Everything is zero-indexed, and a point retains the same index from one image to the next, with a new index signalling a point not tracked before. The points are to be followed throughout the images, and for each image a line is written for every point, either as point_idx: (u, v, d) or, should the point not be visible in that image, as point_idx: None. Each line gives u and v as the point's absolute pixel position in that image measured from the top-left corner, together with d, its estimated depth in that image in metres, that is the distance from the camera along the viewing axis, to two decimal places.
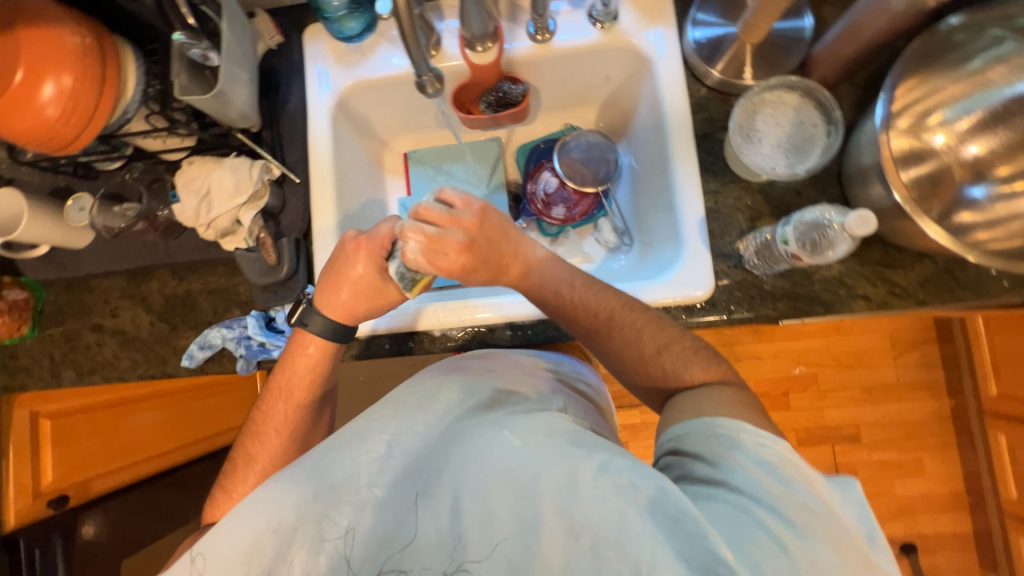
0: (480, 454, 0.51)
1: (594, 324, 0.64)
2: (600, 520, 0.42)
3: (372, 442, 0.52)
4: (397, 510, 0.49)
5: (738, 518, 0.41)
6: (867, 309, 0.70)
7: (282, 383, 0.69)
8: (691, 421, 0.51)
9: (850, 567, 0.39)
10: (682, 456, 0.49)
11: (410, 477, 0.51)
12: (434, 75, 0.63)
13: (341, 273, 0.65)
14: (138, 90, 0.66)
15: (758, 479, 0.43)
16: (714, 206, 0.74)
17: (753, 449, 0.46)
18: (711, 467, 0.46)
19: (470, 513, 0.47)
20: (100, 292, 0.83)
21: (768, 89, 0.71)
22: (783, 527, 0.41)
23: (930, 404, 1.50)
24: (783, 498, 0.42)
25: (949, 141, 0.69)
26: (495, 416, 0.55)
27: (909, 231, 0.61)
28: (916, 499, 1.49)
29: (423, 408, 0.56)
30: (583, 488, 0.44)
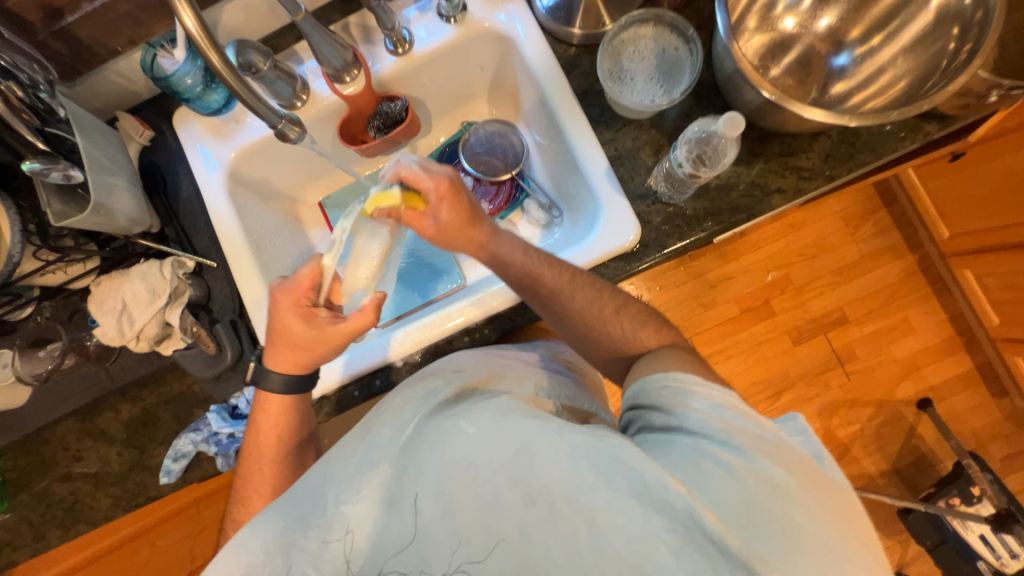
0: (435, 450, 0.48)
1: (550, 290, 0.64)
2: (556, 480, 0.44)
3: (341, 467, 0.50)
4: (377, 520, 0.46)
5: (694, 456, 0.43)
6: (786, 201, 0.72)
7: (256, 444, 0.68)
8: (646, 378, 0.52)
9: (802, 481, 0.42)
10: (641, 410, 0.50)
11: (393, 488, 0.47)
12: (289, 120, 0.62)
13: (283, 321, 0.63)
14: (16, 230, 0.64)
15: (710, 420, 0.45)
16: (616, 153, 0.75)
17: (705, 396, 0.47)
18: (666, 415, 0.48)
19: (428, 509, 0.45)
20: (56, 442, 0.80)
21: (624, 28, 0.72)
22: (737, 457, 0.42)
23: (897, 265, 1.55)
24: (733, 433, 0.44)
25: (800, 21, 0.71)
26: (456, 408, 0.53)
27: (790, 117, 0.63)
28: (914, 356, 1.54)
29: (386, 423, 0.54)
30: (540, 456, 0.45)
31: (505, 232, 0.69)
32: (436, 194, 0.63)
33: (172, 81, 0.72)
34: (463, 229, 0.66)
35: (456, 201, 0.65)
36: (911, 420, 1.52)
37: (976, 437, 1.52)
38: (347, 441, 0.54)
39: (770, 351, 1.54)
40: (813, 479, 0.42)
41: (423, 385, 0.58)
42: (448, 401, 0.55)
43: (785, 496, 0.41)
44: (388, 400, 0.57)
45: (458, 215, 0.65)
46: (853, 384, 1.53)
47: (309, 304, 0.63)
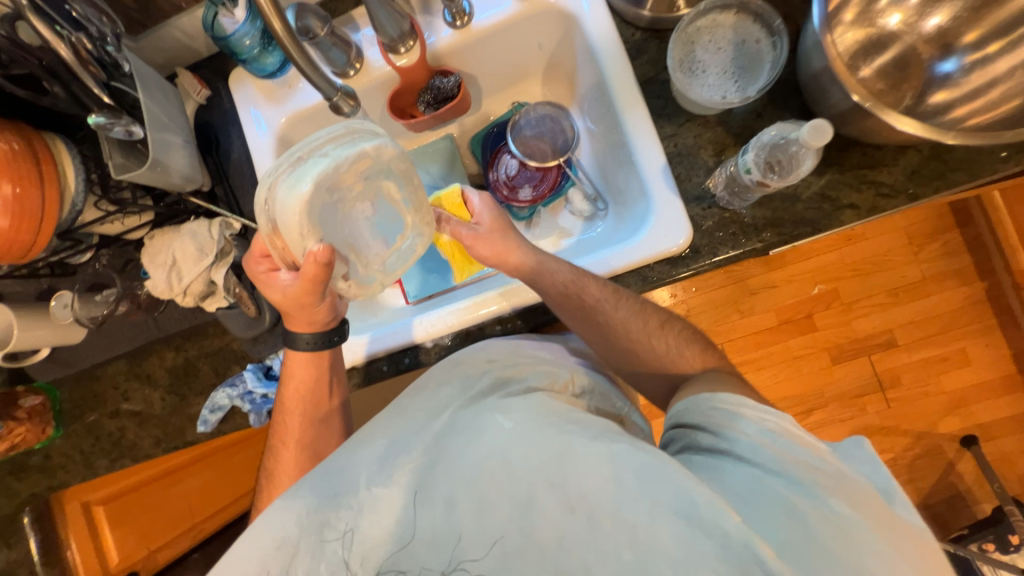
0: (472, 442, 0.49)
1: (583, 305, 0.63)
2: (596, 489, 0.43)
3: (373, 445, 0.52)
4: (398, 510, 0.47)
5: (749, 486, 0.42)
6: (857, 218, 0.66)
7: (283, 401, 0.72)
8: (689, 397, 0.51)
9: (877, 523, 0.39)
10: (686, 428, 0.49)
11: (424, 476, 0.48)
12: (344, 93, 0.64)
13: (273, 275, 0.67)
14: (80, 179, 0.67)
15: (764, 447, 0.43)
16: (675, 149, 0.71)
17: (755, 420, 0.46)
18: (714, 437, 0.46)
19: (463, 504, 0.46)
20: (108, 379, 0.86)
21: (700, 15, 0.67)
22: (797, 493, 0.40)
23: (962, 292, 1.43)
24: (791, 462, 0.42)
25: (907, 19, 0.64)
26: (493, 400, 0.53)
27: (878, 127, 0.57)
28: (966, 390, 1.44)
29: (421, 407, 0.54)
30: (579, 462, 0.44)
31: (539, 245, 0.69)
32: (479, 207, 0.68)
33: (232, 42, 0.72)
34: (498, 237, 0.66)
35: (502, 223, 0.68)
36: (951, 456, 1.43)
37: (1022, 483, 1.42)
38: (374, 423, 0.55)
39: (807, 368, 1.47)
40: (884, 520, 0.39)
41: (462, 367, 0.58)
42: (486, 389, 0.55)
43: (861, 541, 0.38)
44: (422, 386, 0.57)
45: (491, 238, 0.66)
46: (893, 412, 1.45)
47: (276, 267, 0.67)
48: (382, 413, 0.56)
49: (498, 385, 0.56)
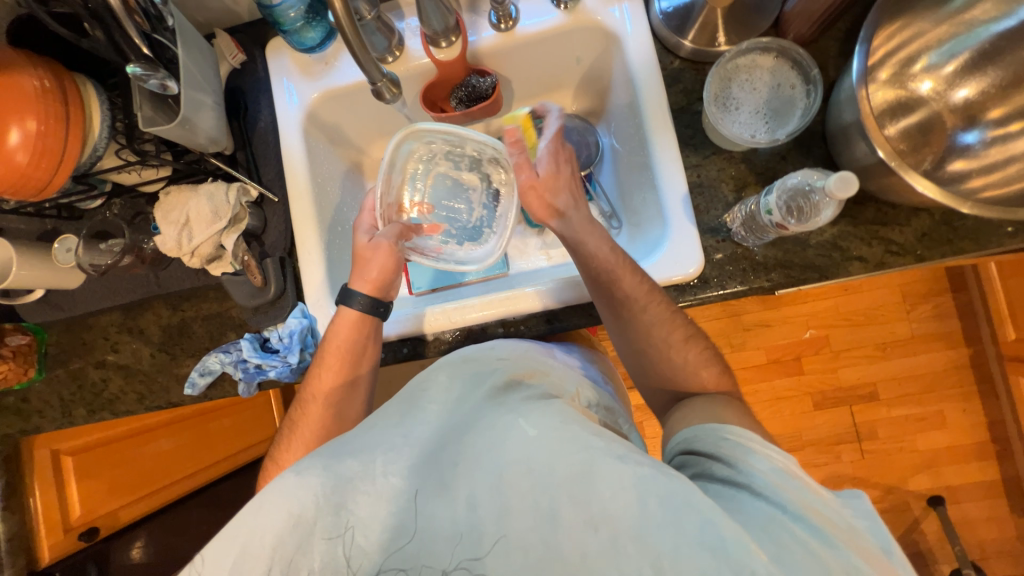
0: (496, 445, 0.50)
1: (629, 298, 0.64)
2: (619, 511, 0.42)
3: (389, 436, 0.52)
4: (390, 503, 0.47)
5: (763, 518, 0.42)
6: (864, 271, 0.68)
7: (320, 359, 0.72)
8: (704, 426, 0.54)
9: None
10: (697, 456, 0.52)
11: (422, 473, 0.49)
12: (389, 80, 0.63)
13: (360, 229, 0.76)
14: (105, 126, 0.66)
15: (774, 483, 0.45)
16: (697, 180, 0.72)
17: (767, 457, 0.48)
18: (730, 468, 0.48)
19: (485, 506, 0.46)
20: (99, 329, 0.85)
21: (742, 53, 0.68)
22: (810, 534, 0.41)
23: (947, 355, 1.46)
24: (799, 501, 0.43)
25: (937, 87, 0.66)
26: (512, 402, 0.56)
27: (898, 187, 0.58)
28: (939, 452, 1.46)
29: (437, 401, 0.57)
30: (600, 480, 0.44)
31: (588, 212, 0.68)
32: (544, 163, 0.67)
33: (277, 12, 0.71)
34: (547, 193, 0.67)
35: (556, 176, 0.67)
36: (917, 514, 1.46)
37: (982, 549, 1.45)
38: (389, 409, 0.57)
39: (790, 409, 1.49)
40: None
41: (477, 362, 0.62)
42: (499, 388, 0.59)
43: None
44: (430, 377, 0.61)
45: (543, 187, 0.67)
46: (866, 463, 1.47)
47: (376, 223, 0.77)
48: (391, 403, 0.58)
49: (512, 387, 0.59)
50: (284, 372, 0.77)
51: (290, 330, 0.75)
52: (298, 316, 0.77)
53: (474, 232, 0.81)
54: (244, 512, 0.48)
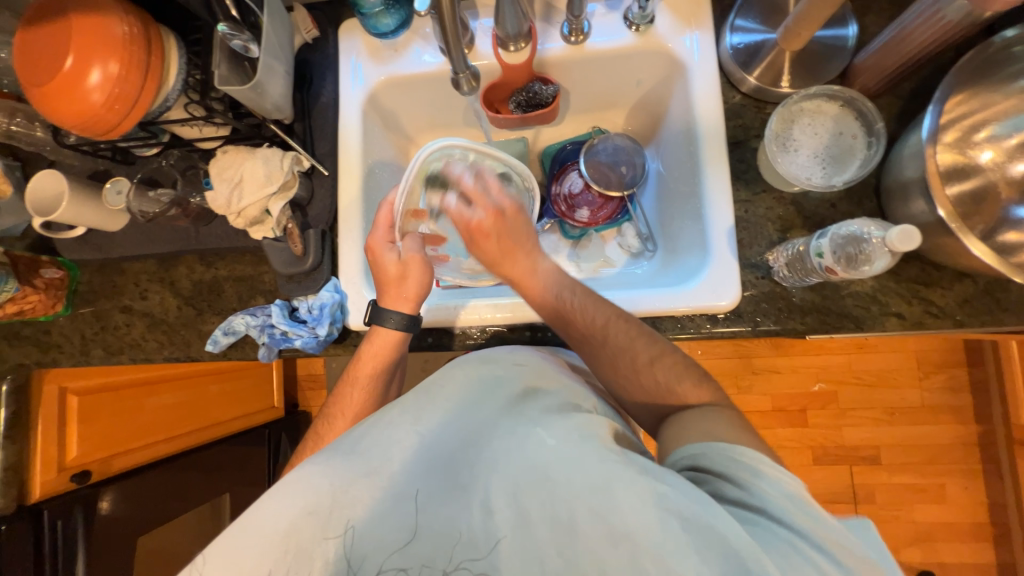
0: (513, 452, 0.50)
1: (589, 330, 0.64)
2: (642, 530, 0.42)
3: (402, 432, 0.52)
4: (389, 501, 0.47)
5: (779, 544, 0.41)
6: (900, 328, 0.68)
7: (353, 374, 0.73)
8: (708, 443, 0.51)
9: None
10: (705, 474, 0.49)
11: (431, 475, 0.49)
12: (470, 73, 0.65)
13: (382, 246, 0.71)
14: (180, 79, 0.67)
15: (791, 510, 0.43)
16: (744, 214, 0.72)
17: (776, 478, 0.45)
18: (740, 491, 0.45)
19: (502, 512, 0.46)
20: (130, 275, 0.86)
21: (807, 98, 0.69)
22: (829, 564, 0.40)
23: (955, 429, 1.44)
24: (817, 530, 0.42)
25: (996, 158, 0.65)
26: (531, 413, 0.55)
27: (951, 249, 0.58)
28: (935, 526, 1.44)
29: (451, 401, 0.56)
30: (621, 496, 0.44)
31: (548, 265, 0.69)
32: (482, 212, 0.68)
33: None
34: (491, 234, 0.68)
35: (499, 217, 0.68)
36: None
37: None
38: (404, 404, 0.55)
39: (790, 460, 1.47)
40: None
41: (495, 367, 0.61)
42: (515, 398, 0.58)
43: None
44: (450, 375, 0.59)
45: (489, 223, 0.67)
46: None
47: (391, 240, 0.71)
48: (407, 395, 0.56)
49: (529, 396, 0.58)
50: (309, 343, 0.76)
51: (321, 303, 0.76)
52: (330, 290, 0.77)
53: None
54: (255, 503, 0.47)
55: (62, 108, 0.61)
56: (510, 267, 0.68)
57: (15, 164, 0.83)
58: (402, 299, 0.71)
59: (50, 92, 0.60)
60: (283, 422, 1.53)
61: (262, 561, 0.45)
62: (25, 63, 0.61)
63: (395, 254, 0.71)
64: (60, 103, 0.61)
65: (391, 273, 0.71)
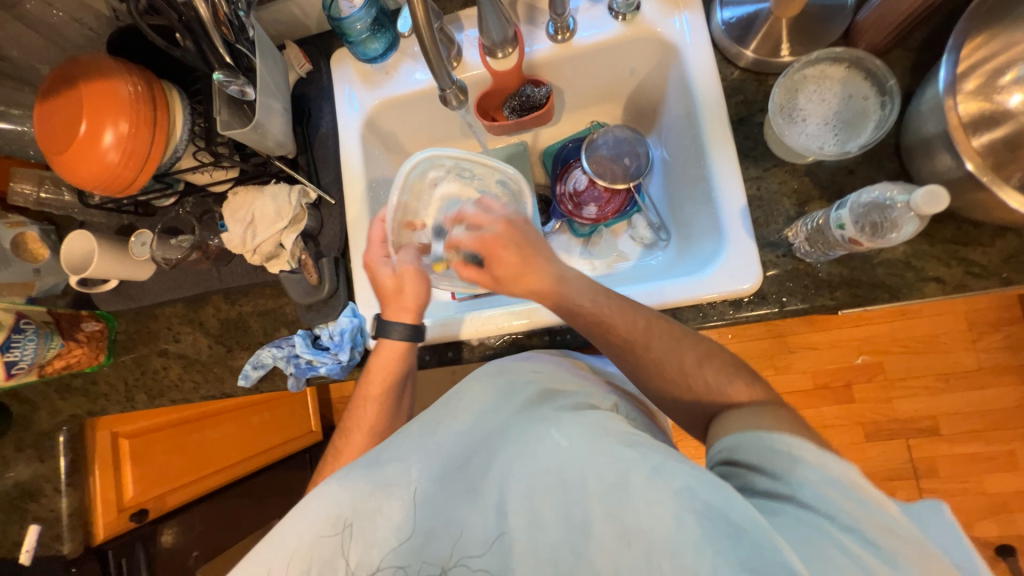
0: (525, 455, 0.50)
1: (631, 335, 0.60)
2: (655, 528, 0.40)
3: (421, 444, 0.52)
4: (406, 509, 0.47)
5: (807, 533, 0.39)
6: (941, 292, 0.63)
7: (366, 388, 0.73)
8: (747, 433, 0.47)
9: None
10: (739, 467, 0.46)
11: (446, 481, 0.49)
12: (457, 87, 0.65)
13: (376, 262, 0.73)
14: (186, 129, 0.70)
15: (829, 495, 0.40)
16: (757, 192, 0.70)
17: (819, 464, 0.42)
18: (773, 480, 0.43)
19: (515, 513, 0.46)
20: (163, 320, 0.90)
21: (810, 64, 0.66)
22: (862, 547, 0.38)
23: (1019, 390, 1.35)
24: (854, 514, 0.39)
25: None
26: (544, 413, 0.54)
27: (985, 203, 0.55)
28: (1010, 496, 1.34)
29: (470, 410, 0.56)
30: (636, 493, 0.42)
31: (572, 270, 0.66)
32: (495, 220, 0.69)
33: (345, 24, 0.75)
34: (502, 244, 0.67)
35: (510, 227, 0.68)
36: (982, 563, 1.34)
37: None
38: (422, 419, 0.56)
39: (840, 439, 1.40)
40: None
41: (509, 374, 0.60)
42: (532, 400, 0.57)
43: None
44: (467, 385, 0.60)
45: (504, 239, 0.67)
46: None
47: (385, 253, 0.73)
48: (426, 409, 0.57)
49: (545, 399, 0.57)
50: (334, 369, 0.78)
51: (341, 328, 0.78)
52: (349, 315, 0.79)
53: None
54: (286, 517, 0.48)
55: (82, 169, 0.64)
56: (532, 279, 0.65)
57: (50, 228, 0.88)
58: (404, 309, 0.72)
59: (70, 158, 0.64)
60: (322, 446, 1.57)
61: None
62: (44, 134, 0.65)
63: (388, 267, 0.72)
64: (80, 165, 0.64)
65: (387, 284, 0.72)
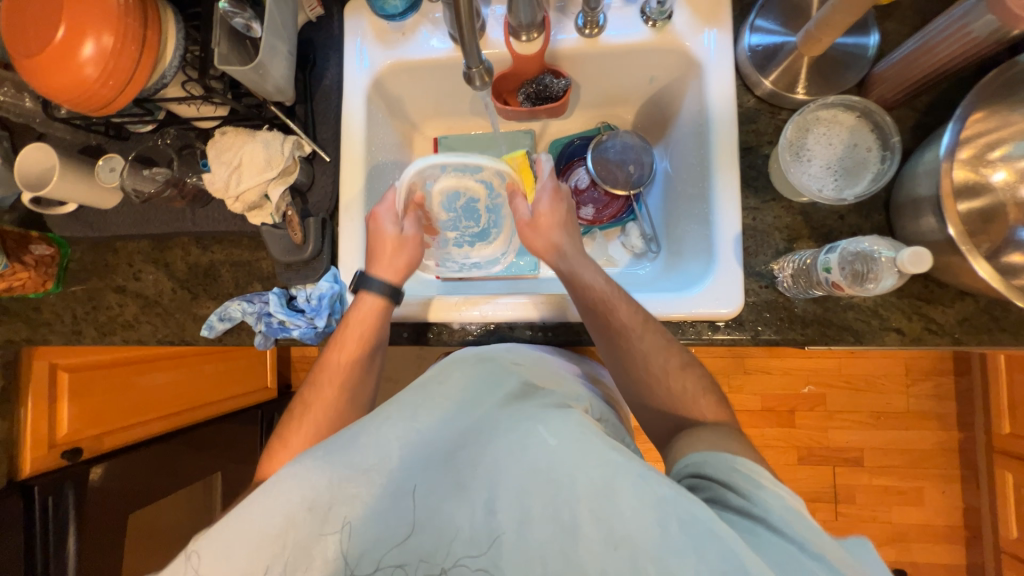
0: (513, 450, 0.49)
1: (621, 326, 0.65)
2: (641, 532, 0.42)
3: (399, 424, 0.51)
4: (382, 498, 0.47)
5: (777, 553, 0.41)
6: (899, 343, 0.68)
7: (340, 341, 0.71)
8: (712, 453, 0.54)
9: None
10: (708, 481, 0.51)
11: (429, 472, 0.48)
12: (484, 68, 0.63)
13: (383, 222, 0.72)
14: (177, 56, 0.65)
15: (790, 520, 0.44)
16: (752, 223, 0.72)
17: (779, 493, 0.47)
18: (744, 499, 0.47)
19: (506, 511, 0.45)
20: (124, 254, 0.84)
21: (824, 107, 0.68)
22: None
23: (937, 435, 1.47)
24: (814, 540, 0.43)
25: (1010, 179, 0.62)
26: (530, 409, 0.53)
27: (957, 268, 0.58)
28: (911, 527, 1.48)
29: (450, 397, 0.56)
30: (623, 499, 0.43)
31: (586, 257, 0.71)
32: (544, 190, 0.72)
33: None
34: (547, 230, 0.71)
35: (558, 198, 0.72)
36: None
37: None
38: (400, 401, 0.55)
39: (777, 461, 1.50)
40: None
41: (494, 368, 0.62)
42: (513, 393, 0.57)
43: None
44: (448, 373, 0.60)
45: (554, 213, 0.71)
46: (839, 526, 1.48)
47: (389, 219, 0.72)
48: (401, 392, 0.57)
49: (526, 392, 0.57)
50: (308, 333, 0.77)
51: (320, 293, 0.75)
52: (329, 280, 0.77)
53: (484, 232, 0.80)
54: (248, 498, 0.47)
55: (52, 79, 0.58)
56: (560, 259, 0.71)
57: (2, 135, 0.80)
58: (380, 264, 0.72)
59: (42, 64, 0.58)
60: (276, 403, 1.53)
61: (253, 558, 0.44)
62: (13, 35, 0.59)
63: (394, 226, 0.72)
64: (51, 75, 0.58)
65: (387, 244, 0.72)
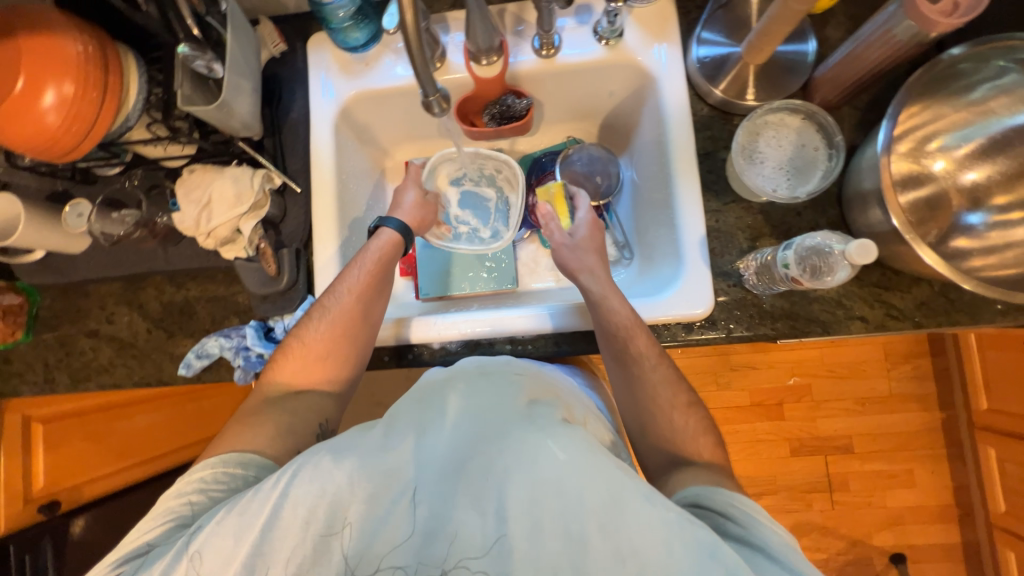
0: (529, 465, 0.48)
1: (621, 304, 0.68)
2: (650, 550, 0.43)
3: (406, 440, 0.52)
4: (385, 504, 0.50)
5: None
6: (864, 330, 0.70)
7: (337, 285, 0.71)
8: (708, 485, 0.55)
9: None
10: (707, 511, 0.52)
11: (439, 484, 0.50)
12: (441, 96, 0.64)
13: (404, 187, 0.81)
14: (139, 99, 0.66)
15: (787, 552, 0.46)
16: (715, 224, 0.74)
17: (775, 527, 0.49)
18: (744, 529, 0.48)
19: (516, 522, 0.46)
20: (96, 297, 0.83)
21: (771, 111, 0.72)
22: None
23: (921, 417, 1.51)
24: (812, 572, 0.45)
25: (949, 167, 0.68)
26: (545, 420, 0.52)
27: (907, 256, 0.61)
28: (905, 510, 1.50)
29: (451, 410, 0.55)
30: (631, 517, 0.44)
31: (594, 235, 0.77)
32: (582, 219, 0.78)
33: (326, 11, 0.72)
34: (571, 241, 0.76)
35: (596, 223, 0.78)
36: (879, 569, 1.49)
37: None
38: (394, 417, 0.56)
39: (771, 454, 1.51)
40: None
41: (498, 377, 0.59)
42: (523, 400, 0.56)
43: None
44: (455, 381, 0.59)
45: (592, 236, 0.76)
46: (835, 515, 1.50)
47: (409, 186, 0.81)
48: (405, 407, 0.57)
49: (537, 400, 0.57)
50: None
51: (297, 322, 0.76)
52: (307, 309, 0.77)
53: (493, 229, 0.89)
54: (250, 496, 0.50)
55: (13, 130, 0.58)
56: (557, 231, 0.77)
57: None
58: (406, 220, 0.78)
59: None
60: None
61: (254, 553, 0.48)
62: None
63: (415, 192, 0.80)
64: (10, 126, 0.58)
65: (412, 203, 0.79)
